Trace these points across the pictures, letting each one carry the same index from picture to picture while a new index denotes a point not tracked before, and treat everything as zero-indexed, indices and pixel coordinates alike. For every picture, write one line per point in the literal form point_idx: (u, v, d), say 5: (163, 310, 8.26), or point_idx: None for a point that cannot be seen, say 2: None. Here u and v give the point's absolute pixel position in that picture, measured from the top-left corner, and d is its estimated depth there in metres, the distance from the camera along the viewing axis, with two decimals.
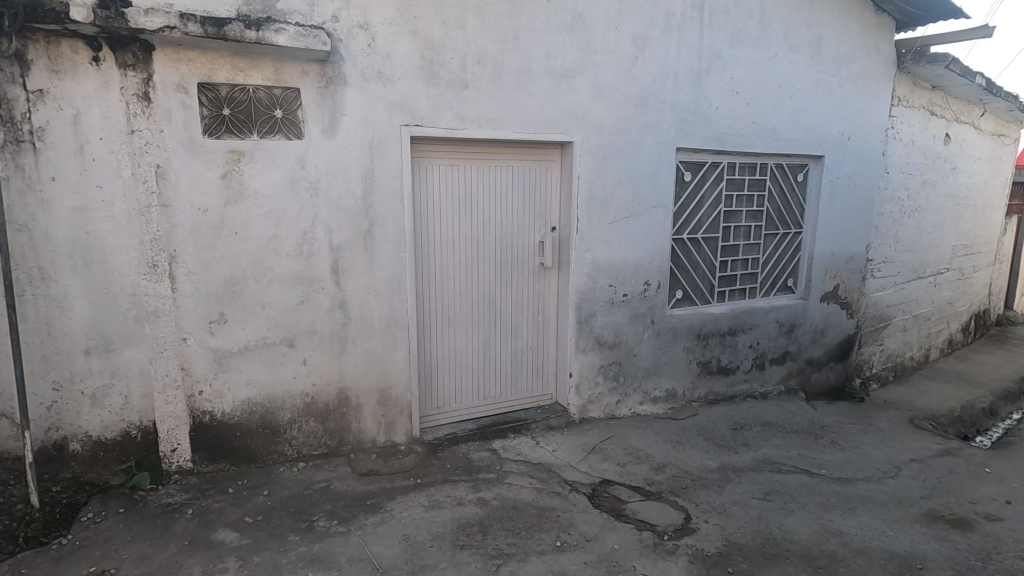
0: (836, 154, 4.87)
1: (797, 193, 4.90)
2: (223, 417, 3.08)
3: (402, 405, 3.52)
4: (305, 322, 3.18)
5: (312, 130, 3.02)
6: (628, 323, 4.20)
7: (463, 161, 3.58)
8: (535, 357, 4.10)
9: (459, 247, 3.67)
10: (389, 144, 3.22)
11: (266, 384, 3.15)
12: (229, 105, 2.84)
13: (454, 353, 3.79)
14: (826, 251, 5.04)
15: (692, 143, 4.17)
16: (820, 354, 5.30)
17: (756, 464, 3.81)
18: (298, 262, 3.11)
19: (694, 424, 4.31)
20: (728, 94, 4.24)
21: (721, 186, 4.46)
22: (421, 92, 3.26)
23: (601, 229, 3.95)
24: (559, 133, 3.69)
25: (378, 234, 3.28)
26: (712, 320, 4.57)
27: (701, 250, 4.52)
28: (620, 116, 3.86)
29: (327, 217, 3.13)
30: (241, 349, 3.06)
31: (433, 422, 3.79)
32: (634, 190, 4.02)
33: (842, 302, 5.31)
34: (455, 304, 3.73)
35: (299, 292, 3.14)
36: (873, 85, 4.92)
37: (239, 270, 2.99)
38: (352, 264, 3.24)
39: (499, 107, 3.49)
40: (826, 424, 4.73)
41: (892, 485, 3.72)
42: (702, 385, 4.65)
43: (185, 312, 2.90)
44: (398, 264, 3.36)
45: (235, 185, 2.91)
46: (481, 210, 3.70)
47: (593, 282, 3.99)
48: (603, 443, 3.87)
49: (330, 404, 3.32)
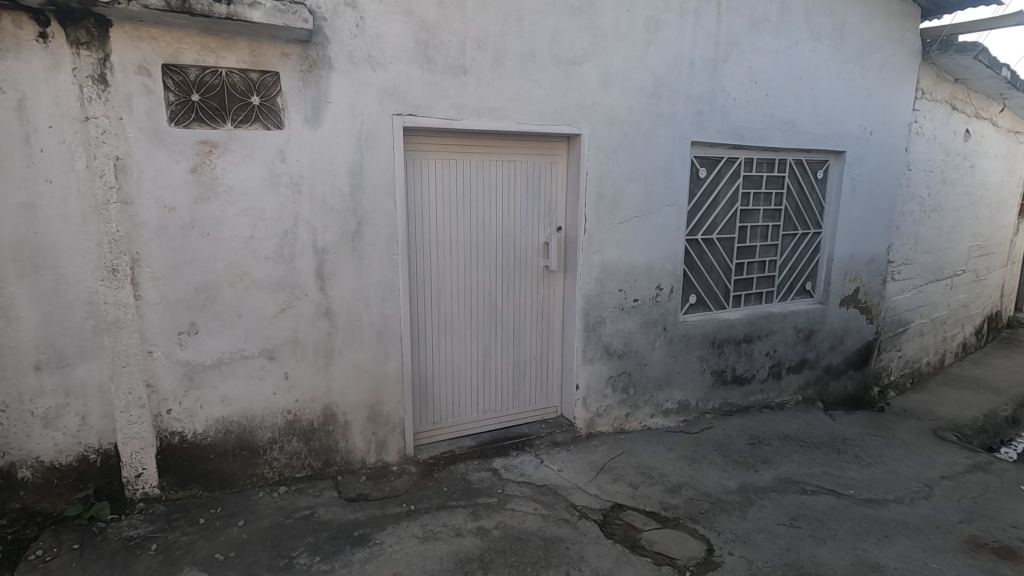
0: (858, 149, 4.58)
1: (816, 191, 4.61)
2: (195, 438, 2.77)
3: (395, 422, 3.23)
4: (287, 332, 2.88)
5: (293, 120, 2.72)
6: (639, 330, 3.90)
7: (461, 155, 3.28)
8: (538, 367, 3.81)
9: (457, 249, 3.38)
10: (379, 135, 2.91)
11: (242, 401, 2.84)
12: (199, 91, 2.54)
13: (452, 364, 3.50)
14: (846, 252, 4.76)
15: (708, 137, 3.88)
16: (838, 362, 5.01)
17: (778, 484, 3.52)
18: (278, 266, 2.81)
19: (708, 438, 4.02)
20: (747, 84, 3.94)
21: (737, 183, 4.17)
22: (415, 78, 2.95)
23: (610, 229, 3.65)
24: (566, 125, 3.39)
25: (368, 234, 2.97)
26: (728, 327, 4.28)
27: (716, 251, 4.23)
28: (631, 106, 3.56)
29: (311, 216, 2.83)
30: (215, 363, 2.75)
31: (428, 438, 3.49)
32: (646, 187, 3.73)
33: (862, 306, 5.02)
34: (452, 309, 3.43)
35: (280, 299, 2.84)
36: (897, 76, 4.63)
37: (212, 274, 2.68)
38: (339, 268, 2.94)
39: (501, 96, 3.19)
40: (848, 437, 4.44)
41: (926, 507, 3.44)
42: (716, 396, 4.36)
43: (150, 322, 2.59)
44: (390, 268, 3.06)
45: (206, 180, 2.60)
46: (481, 208, 3.40)
47: (602, 286, 3.70)
48: (613, 461, 3.57)
49: (315, 422, 3.02)
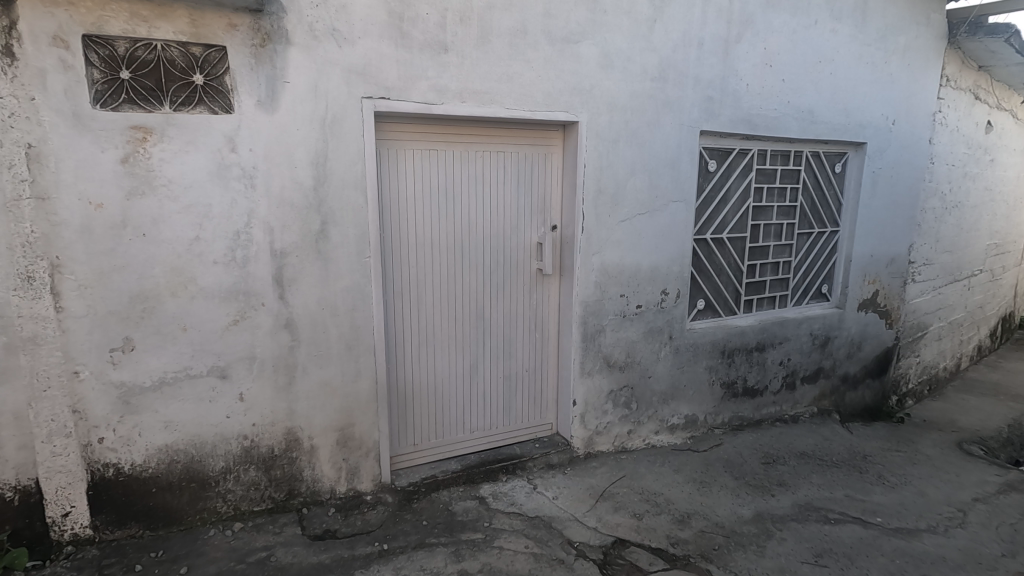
0: (878, 141, 4.22)
1: (834, 186, 4.25)
2: (134, 470, 2.41)
3: (368, 446, 2.87)
4: (241, 347, 2.52)
5: (244, 102, 2.34)
6: (642, 339, 3.54)
7: (442, 146, 2.91)
8: (532, 380, 3.45)
9: (440, 250, 3.01)
10: (347, 121, 2.55)
11: (190, 427, 2.48)
12: (130, 67, 2.17)
13: (435, 379, 3.14)
14: (865, 252, 4.39)
15: (719, 126, 3.51)
16: (856, 370, 4.65)
17: (798, 511, 3.17)
18: (229, 272, 2.44)
19: (718, 457, 3.67)
20: (761, 68, 3.57)
21: (750, 177, 3.80)
22: (388, 56, 2.58)
23: (610, 228, 3.29)
24: (562, 111, 3.02)
25: (335, 234, 2.61)
26: (739, 335, 3.91)
27: (726, 252, 3.87)
28: (634, 91, 3.19)
29: (267, 214, 2.46)
30: (155, 384, 2.39)
31: (408, 462, 3.14)
32: (651, 181, 3.36)
33: (881, 310, 4.66)
34: (434, 318, 3.07)
35: (232, 310, 2.47)
36: (921, 61, 4.26)
37: (150, 281, 2.31)
38: (301, 274, 2.57)
39: (487, 77, 2.81)
40: (869, 453, 4.09)
41: (963, 538, 3.09)
42: (725, 409, 4.00)
43: (75, 338, 2.23)
44: (361, 272, 2.70)
45: (140, 171, 2.23)
46: (466, 204, 3.03)
47: (602, 292, 3.33)
48: (614, 486, 3.22)
49: (276, 449, 2.66)
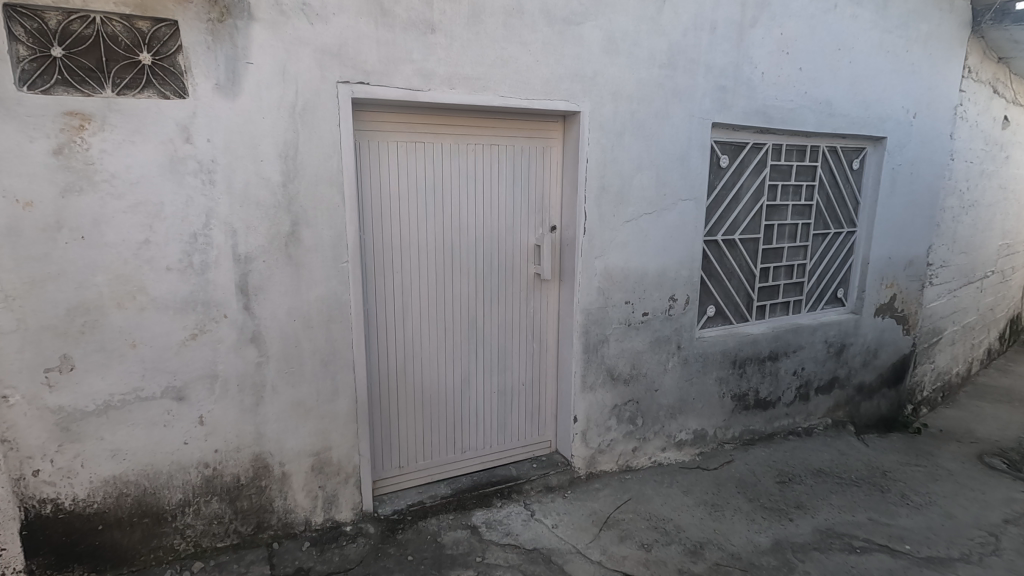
0: (898, 135, 3.95)
1: (851, 184, 3.98)
2: (76, 506, 2.11)
3: (348, 472, 2.59)
4: (201, 365, 2.22)
5: (200, 86, 2.04)
6: (649, 349, 3.27)
7: (429, 138, 2.62)
8: (529, 394, 3.17)
9: (428, 254, 2.73)
10: (320, 109, 2.25)
11: (141, 456, 2.18)
12: (64, 42, 1.89)
13: (424, 396, 2.86)
14: (882, 255, 4.13)
15: (732, 118, 3.23)
16: (871, 379, 4.39)
17: (819, 539, 2.91)
18: (185, 280, 2.14)
19: (730, 476, 3.41)
20: (777, 55, 3.29)
21: (764, 174, 3.53)
22: (367, 36, 2.29)
23: (615, 230, 3.01)
24: (562, 101, 2.74)
25: (307, 236, 2.32)
26: (751, 344, 3.64)
27: (738, 254, 3.60)
28: (642, 79, 2.91)
29: (229, 214, 2.17)
30: (100, 408, 2.09)
31: (393, 485, 2.86)
32: (659, 177, 3.08)
33: (898, 315, 4.40)
34: (421, 328, 2.79)
35: (189, 323, 2.17)
36: (944, 51, 3.99)
37: (91, 291, 2.01)
38: (269, 282, 2.28)
39: (479, 62, 2.52)
40: (888, 469, 3.83)
41: (1000, 568, 2.84)
42: (736, 423, 3.73)
43: (3, 358, 1.93)
44: (338, 279, 2.41)
45: (77, 164, 1.93)
46: (456, 202, 2.74)
47: (605, 299, 3.06)
48: (618, 512, 2.95)
49: (242, 478, 2.37)
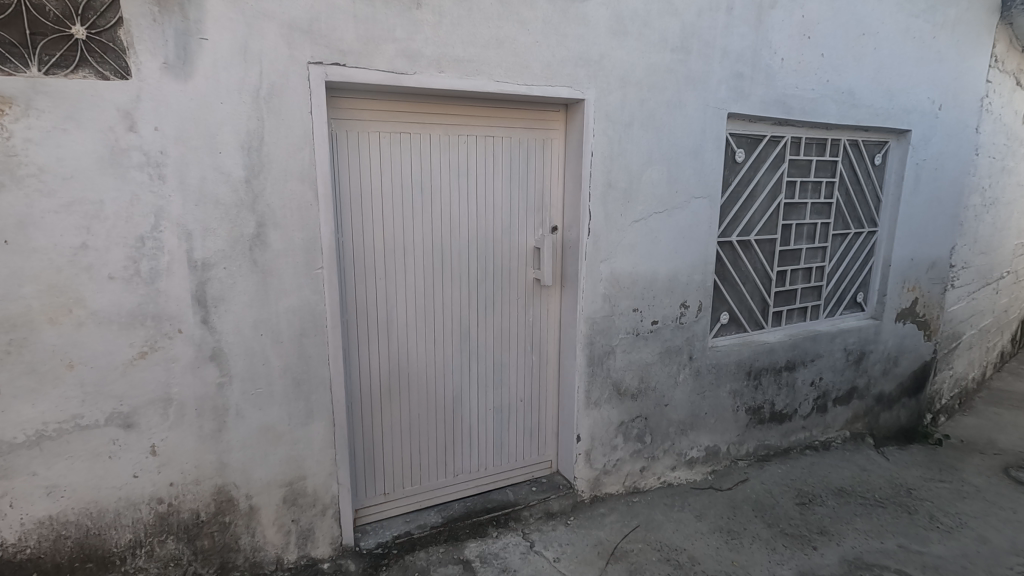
0: (922, 129, 3.68)
1: (872, 180, 3.72)
2: (5, 553, 1.83)
3: (325, 503, 2.31)
4: (152, 387, 1.93)
5: (145, 65, 1.75)
6: (658, 361, 2.99)
7: (416, 129, 2.34)
8: (528, 410, 2.89)
9: (415, 259, 2.45)
10: (289, 93, 1.97)
11: (82, 492, 1.89)
12: None
13: (411, 414, 2.58)
14: (904, 256, 3.87)
15: (749, 108, 2.95)
16: (891, 388, 4.13)
17: (847, 571, 2.65)
18: (132, 290, 1.85)
19: (746, 498, 3.14)
20: (798, 40, 3.02)
21: (782, 170, 3.26)
22: (343, 11, 2.00)
23: (622, 231, 2.73)
24: (565, 88, 2.46)
25: (275, 239, 2.04)
26: (767, 353, 3.38)
27: (754, 256, 3.33)
28: (652, 64, 2.63)
29: (184, 214, 1.88)
30: (31, 439, 1.80)
31: (377, 514, 2.59)
32: (670, 173, 2.81)
33: (920, 321, 4.14)
34: (408, 339, 2.51)
35: (137, 340, 1.89)
36: (972, 37, 3.72)
37: (18, 305, 1.72)
38: (232, 293, 2.00)
39: (471, 42, 2.24)
40: (912, 486, 3.57)
41: None
42: (751, 438, 3.46)
43: None
44: (312, 287, 2.13)
45: None
46: (446, 200, 2.46)
47: (611, 306, 2.78)
48: (626, 541, 2.68)
49: (203, 514, 2.09)
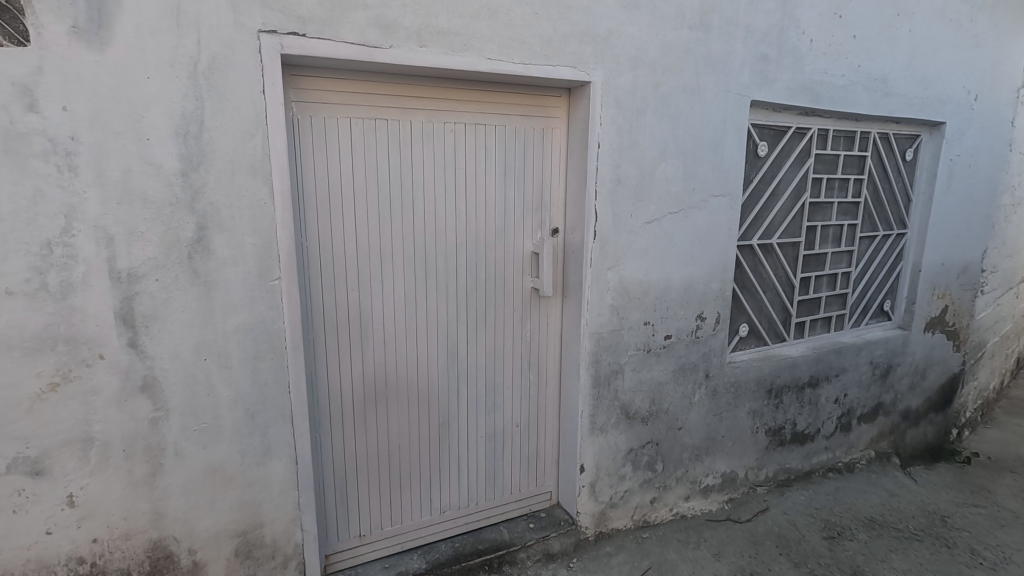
0: (956, 121, 3.36)
1: (902, 178, 3.40)
2: None
3: (287, 554, 1.97)
4: (68, 425, 1.58)
5: (49, 28, 1.41)
6: (671, 380, 2.66)
7: (394, 116, 2.00)
8: (524, 436, 2.55)
9: (394, 266, 2.10)
10: (236, 68, 1.62)
11: None
12: None
13: (391, 443, 2.24)
14: (935, 260, 3.54)
15: (774, 95, 2.62)
16: (918, 403, 3.81)
17: None
18: (38, 308, 1.50)
19: (768, 532, 2.81)
20: (827, 19, 2.69)
21: (807, 166, 2.93)
22: None
23: (632, 234, 2.39)
24: (569, 68, 2.12)
25: (221, 245, 1.69)
26: (790, 369, 3.05)
27: (777, 262, 3.00)
28: (667, 42, 2.30)
29: (104, 215, 1.54)
30: None
31: (352, 558, 2.25)
32: (687, 168, 2.47)
33: (949, 330, 3.82)
34: (385, 358, 2.16)
35: (47, 369, 1.53)
36: (1011, 21, 3.39)
37: None
38: (168, 311, 1.65)
39: (459, 11, 1.89)
40: (947, 513, 3.25)
41: None
42: (771, 462, 3.14)
43: None
44: (268, 303, 1.79)
45: None
46: (430, 198, 2.12)
47: (619, 319, 2.45)
48: None
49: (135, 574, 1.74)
